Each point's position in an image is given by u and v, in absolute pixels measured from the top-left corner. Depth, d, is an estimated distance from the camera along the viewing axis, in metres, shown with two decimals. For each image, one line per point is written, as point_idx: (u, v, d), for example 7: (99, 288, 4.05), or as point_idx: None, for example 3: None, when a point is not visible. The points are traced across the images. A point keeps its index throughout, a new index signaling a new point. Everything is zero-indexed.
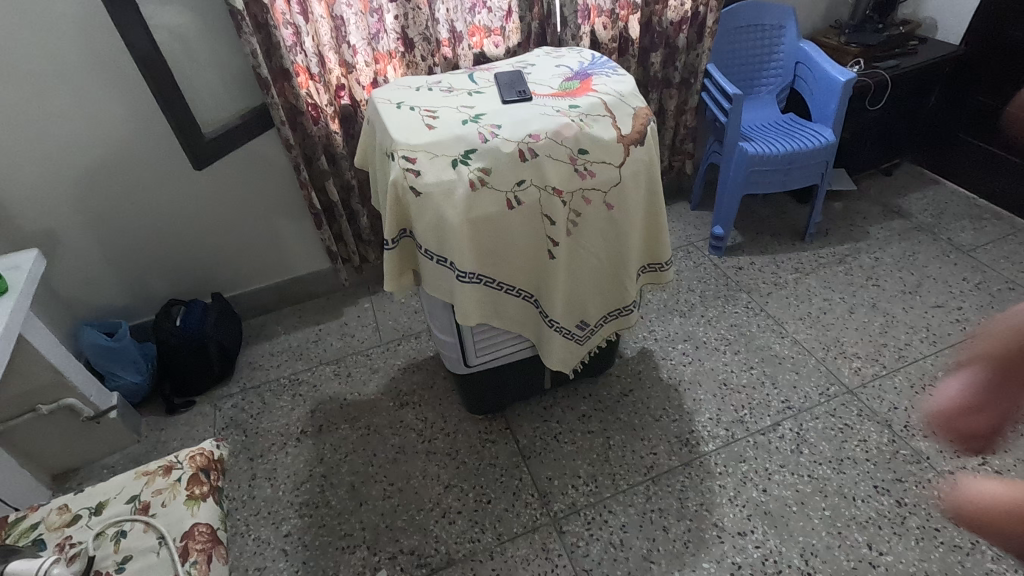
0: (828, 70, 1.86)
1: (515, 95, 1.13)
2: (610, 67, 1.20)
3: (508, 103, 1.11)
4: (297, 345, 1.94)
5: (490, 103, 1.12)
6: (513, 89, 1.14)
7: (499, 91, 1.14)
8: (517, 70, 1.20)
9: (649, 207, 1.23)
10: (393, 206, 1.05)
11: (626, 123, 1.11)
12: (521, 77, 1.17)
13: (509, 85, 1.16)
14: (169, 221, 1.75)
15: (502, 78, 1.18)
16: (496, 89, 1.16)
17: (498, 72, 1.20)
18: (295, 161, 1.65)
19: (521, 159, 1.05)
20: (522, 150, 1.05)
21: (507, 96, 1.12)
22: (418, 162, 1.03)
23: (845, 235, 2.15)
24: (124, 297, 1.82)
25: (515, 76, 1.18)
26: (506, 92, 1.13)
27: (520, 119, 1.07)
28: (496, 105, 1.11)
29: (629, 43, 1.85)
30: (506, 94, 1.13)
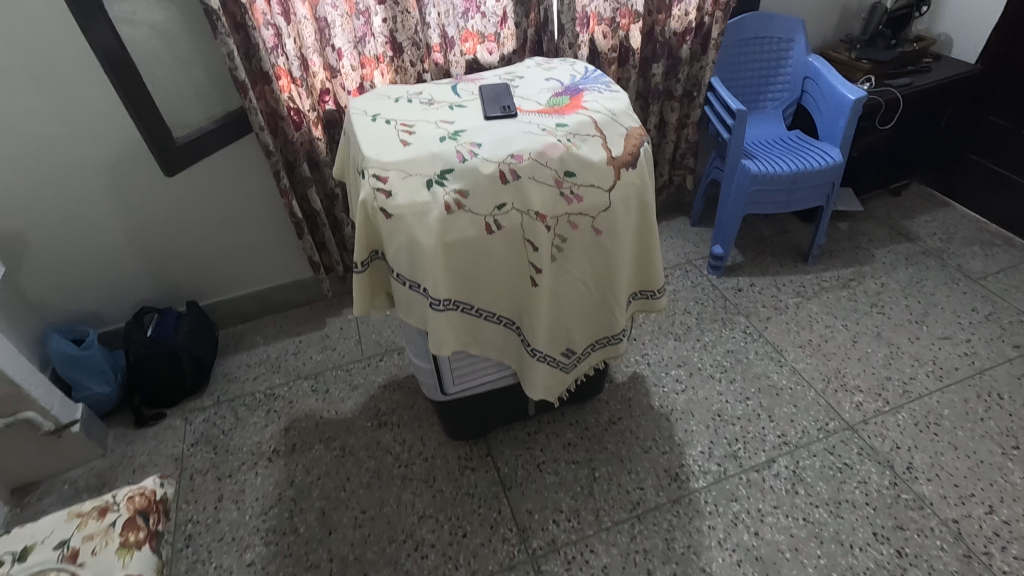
0: (837, 87, 1.78)
1: (498, 110, 1.04)
2: (603, 82, 1.12)
3: (491, 118, 1.03)
4: (275, 356, 1.87)
5: (472, 118, 1.04)
6: (497, 103, 1.06)
7: (482, 106, 1.06)
8: (503, 83, 1.12)
9: (641, 232, 1.15)
10: (363, 228, 0.98)
11: (618, 144, 1.03)
12: (507, 90, 1.09)
13: (493, 99, 1.08)
14: (144, 225, 1.68)
15: (486, 91, 1.10)
16: (480, 102, 1.08)
17: (483, 85, 1.12)
18: (275, 168, 1.56)
19: (502, 181, 0.97)
20: (504, 172, 0.97)
21: (490, 111, 1.04)
22: (390, 181, 0.95)
23: (850, 257, 2.07)
24: (97, 302, 1.75)
25: (500, 89, 1.10)
26: (490, 107, 1.05)
27: (502, 137, 1.00)
28: (478, 121, 1.03)
29: (630, 53, 1.77)
30: (489, 109, 1.05)
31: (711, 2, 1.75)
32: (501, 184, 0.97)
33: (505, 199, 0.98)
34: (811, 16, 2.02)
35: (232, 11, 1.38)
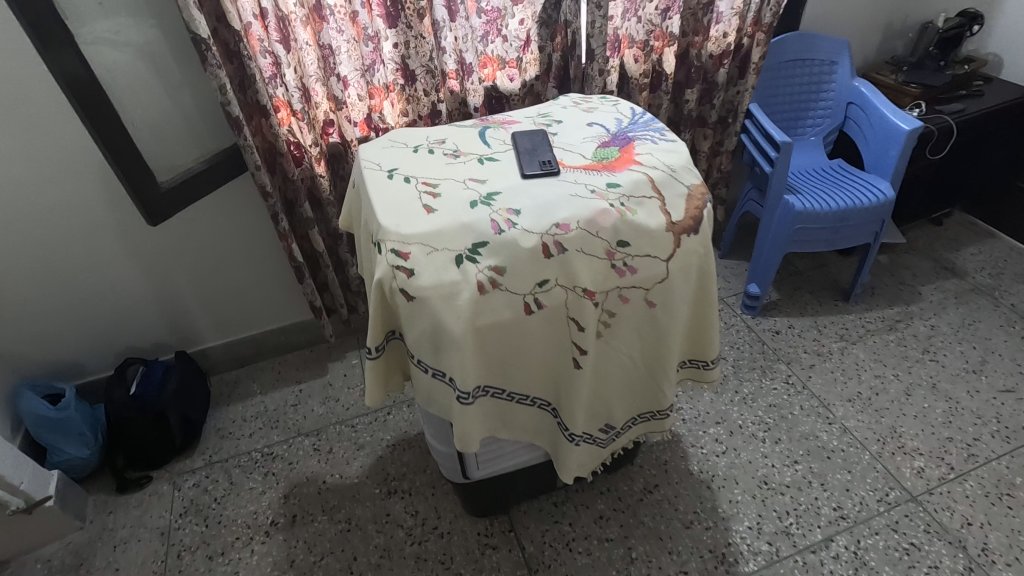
0: (890, 116, 1.62)
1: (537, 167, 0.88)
2: (657, 129, 0.96)
3: (530, 177, 0.87)
4: (273, 408, 1.71)
5: (506, 177, 0.88)
6: (536, 158, 0.90)
7: (518, 161, 0.90)
8: (541, 131, 0.96)
9: (698, 302, 0.99)
10: (379, 310, 0.82)
11: (678, 207, 0.88)
12: (545, 141, 0.93)
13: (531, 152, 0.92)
14: (129, 269, 1.52)
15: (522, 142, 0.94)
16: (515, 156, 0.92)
17: (517, 132, 0.96)
18: (273, 210, 1.39)
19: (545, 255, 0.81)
20: (547, 244, 0.81)
21: (529, 168, 0.88)
22: (412, 258, 0.79)
23: (895, 295, 1.92)
24: (77, 351, 1.59)
25: (538, 139, 0.94)
26: (527, 162, 0.89)
27: (544, 201, 0.84)
28: (514, 180, 0.87)
29: (663, 78, 1.61)
30: (526, 165, 0.89)
31: (752, 23, 1.59)
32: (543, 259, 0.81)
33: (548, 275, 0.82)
34: (854, 35, 1.86)
35: (223, 38, 1.20)
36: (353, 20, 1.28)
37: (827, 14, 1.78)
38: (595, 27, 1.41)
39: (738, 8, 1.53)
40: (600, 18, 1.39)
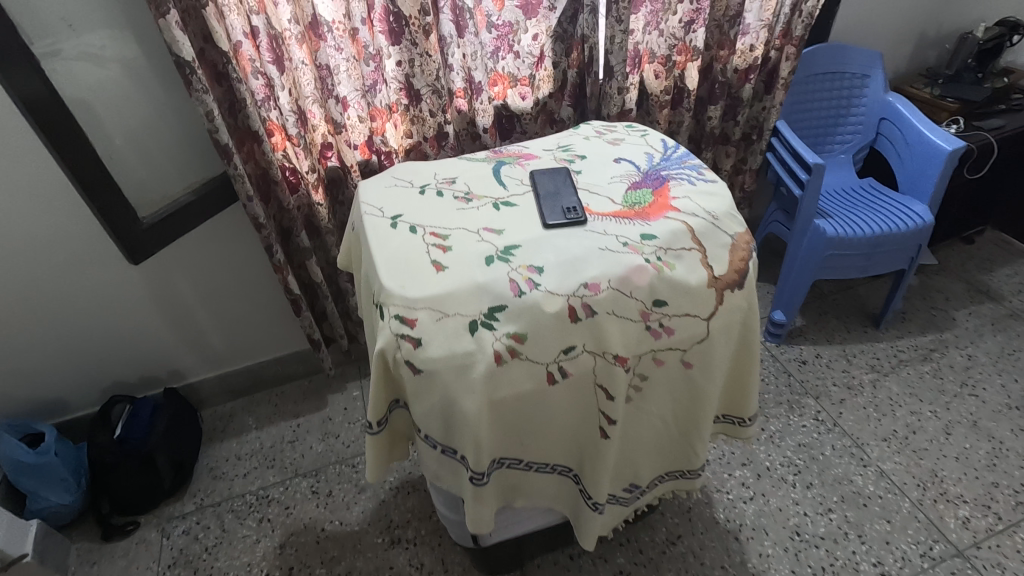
0: (929, 135, 1.51)
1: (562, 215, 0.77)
2: (693, 167, 0.85)
3: (553, 227, 0.76)
4: (270, 446, 1.61)
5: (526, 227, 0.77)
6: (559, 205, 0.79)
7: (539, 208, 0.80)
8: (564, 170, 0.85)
9: (737, 360, 0.89)
10: (381, 381, 0.71)
11: (721, 259, 0.77)
12: (570, 183, 0.83)
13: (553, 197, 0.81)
14: (114, 301, 1.41)
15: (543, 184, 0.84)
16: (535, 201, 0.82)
17: (536, 171, 0.85)
18: (266, 242, 1.29)
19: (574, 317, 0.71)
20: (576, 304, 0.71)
21: (552, 216, 0.77)
22: (420, 325, 0.68)
23: (927, 321, 1.81)
24: (60, 387, 1.49)
25: (560, 181, 0.83)
26: (549, 210, 0.78)
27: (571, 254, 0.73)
28: (535, 231, 0.76)
29: (685, 94, 1.50)
30: (548, 213, 0.78)
31: (781, 35, 1.49)
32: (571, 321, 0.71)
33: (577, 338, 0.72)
34: (886, 46, 1.76)
35: (211, 59, 1.09)
36: (353, 37, 1.18)
37: (858, 24, 1.67)
38: (614, 42, 1.30)
39: (767, 20, 1.43)
40: (621, 33, 1.29)
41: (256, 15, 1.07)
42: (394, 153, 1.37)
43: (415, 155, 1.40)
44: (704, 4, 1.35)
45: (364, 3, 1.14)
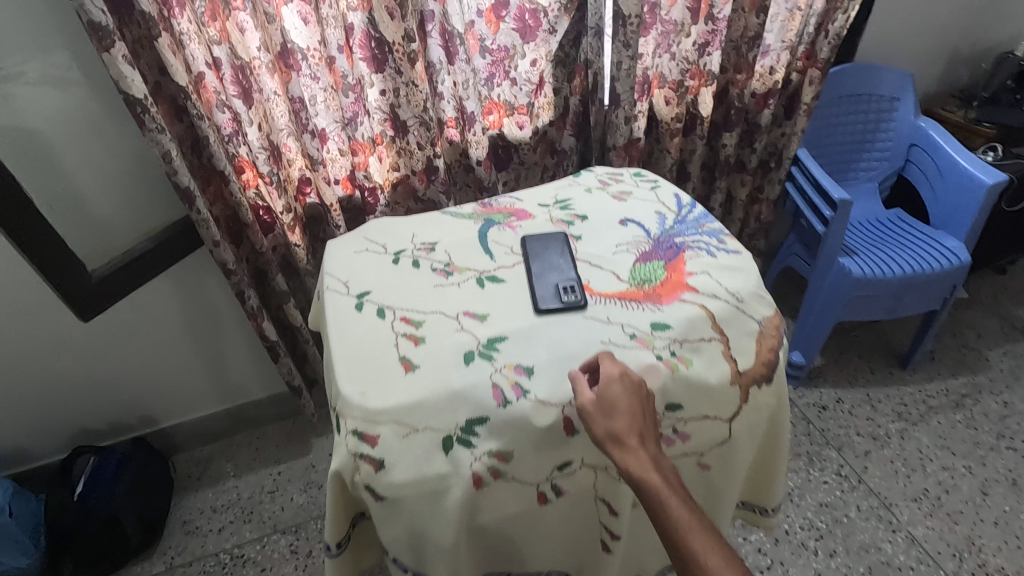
0: (967, 166, 1.36)
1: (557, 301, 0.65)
2: (713, 233, 0.73)
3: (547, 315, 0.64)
4: (248, 496, 1.50)
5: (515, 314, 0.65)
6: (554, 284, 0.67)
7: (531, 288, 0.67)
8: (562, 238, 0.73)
9: (760, 455, 0.75)
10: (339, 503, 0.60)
11: (746, 351, 0.65)
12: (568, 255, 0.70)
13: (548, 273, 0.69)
14: (77, 347, 1.30)
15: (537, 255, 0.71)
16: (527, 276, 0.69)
17: (529, 238, 0.73)
18: (237, 288, 1.17)
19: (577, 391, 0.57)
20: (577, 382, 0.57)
21: (544, 302, 0.65)
22: (382, 443, 0.56)
23: (958, 362, 1.67)
24: (21, 436, 1.38)
25: (558, 251, 0.71)
26: (542, 292, 0.66)
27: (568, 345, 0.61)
28: (525, 319, 0.64)
29: (698, 121, 1.38)
30: (541, 297, 0.65)
31: (804, 57, 1.36)
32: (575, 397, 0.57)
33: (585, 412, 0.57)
34: (916, 66, 1.62)
35: (170, 94, 0.97)
36: (330, 66, 1.06)
37: (886, 43, 1.54)
38: (621, 68, 1.18)
39: (790, 41, 1.30)
40: (628, 58, 1.16)
41: (218, 45, 0.95)
42: (378, 189, 1.24)
43: (403, 189, 1.28)
44: (720, 25, 1.23)
45: (341, 29, 1.03)
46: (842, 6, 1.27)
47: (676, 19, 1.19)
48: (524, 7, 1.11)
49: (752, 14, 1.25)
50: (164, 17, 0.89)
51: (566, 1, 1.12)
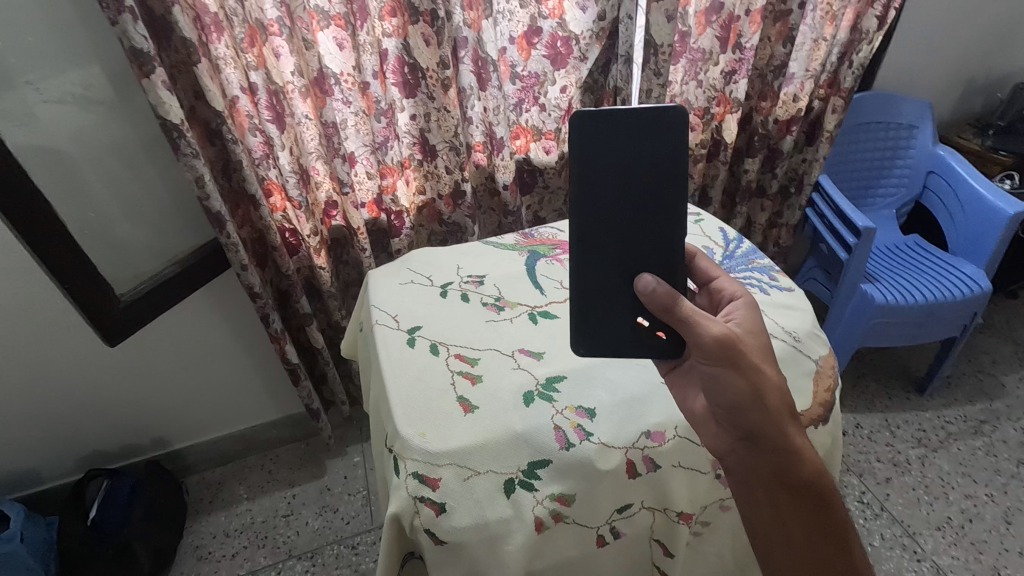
0: (987, 196, 1.36)
1: (653, 285, 0.57)
2: (763, 270, 0.76)
3: (654, 346, 0.62)
4: (262, 520, 1.43)
5: (580, 303, 0.62)
6: (634, 231, 0.60)
7: (598, 229, 0.61)
8: (669, 131, 0.58)
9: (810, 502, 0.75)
10: (392, 546, 0.58)
11: (804, 391, 0.64)
12: (674, 177, 0.59)
13: (622, 196, 0.60)
14: (91, 372, 1.25)
15: (608, 155, 0.59)
16: (589, 195, 0.60)
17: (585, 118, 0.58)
18: (262, 312, 1.14)
19: (751, 399, 0.54)
20: (754, 379, 0.54)
21: (633, 270, 0.61)
22: (444, 487, 0.55)
23: (975, 388, 1.67)
24: (27, 460, 1.32)
25: (653, 158, 0.59)
26: (624, 260, 0.61)
27: (707, 329, 0.54)
28: (626, 346, 0.62)
29: (722, 147, 1.38)
30: (617, 258, 0.61)
31: (827, 85, 1.37)
32: (740, 406, 0.54)
33: (738, 426, 0.55)
34: (932, 94, 1.64)
35: (203, 117, 0.96)
36: (364, 91, 1.06)
37: (903, 72, 1.56)
38: (650, 96, 1.19)
39: (813, 70, 1.32)
40: (658, 86, 1.17)
41: (254, 71, 0.94)
42: (405, 213, 1.23)
43: (428, 212, 1.29)
44: (747, 54, 1.24)
45: (376, 55, 1.03)
46: (865, 37, 1.29)
47: (704, 47, 1.20)
48: (556, 35, 1.12)
49: (778, 44, 1.27)
50: (202, 42, 0.88)
51: (597, 30, 1.13)
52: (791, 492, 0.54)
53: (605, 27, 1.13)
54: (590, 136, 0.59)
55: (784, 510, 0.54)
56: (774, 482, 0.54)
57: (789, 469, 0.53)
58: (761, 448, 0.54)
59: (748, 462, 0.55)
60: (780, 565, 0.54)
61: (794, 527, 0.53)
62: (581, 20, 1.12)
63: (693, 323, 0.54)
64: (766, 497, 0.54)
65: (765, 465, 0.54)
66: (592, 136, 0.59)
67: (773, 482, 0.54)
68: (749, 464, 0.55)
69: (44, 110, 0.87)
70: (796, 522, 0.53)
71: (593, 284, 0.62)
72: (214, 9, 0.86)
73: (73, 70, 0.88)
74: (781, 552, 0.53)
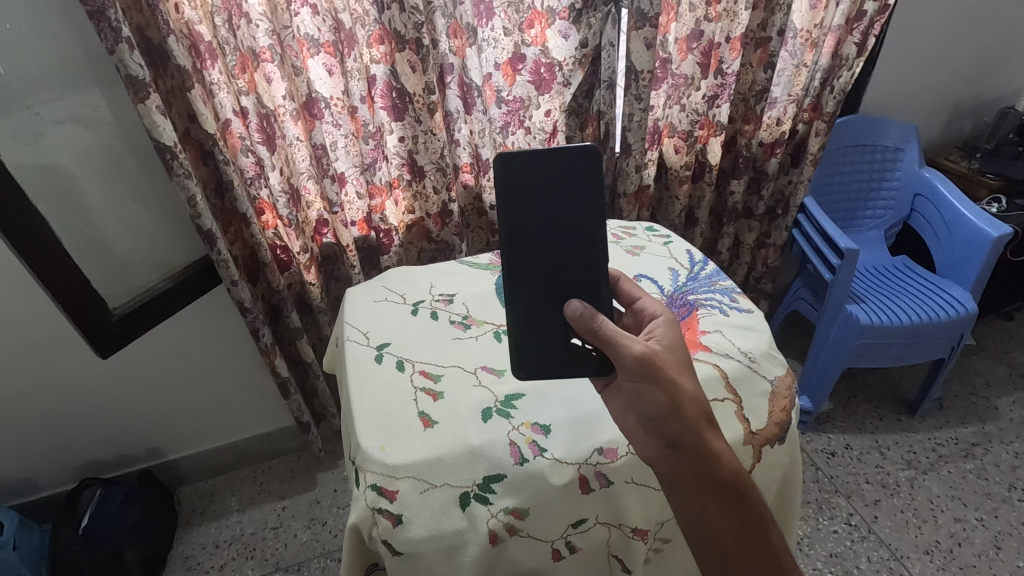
0: (972, 218, 1.37)
1: (581, 310, 0.60)
2: (725, 292, 0.85)
3: (588, 365, 0.66)
4: (250, 532, 1.45)
5: (514, 325, 0.68)
6: (561, 258, 0.66)
7: (527, 256, 0.66)
8: (589, 168, 0.64)
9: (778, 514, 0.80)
10: (355, 556, 0.62)
11: (759, 409, 0.71)
12: (592, 207, 0.65)
13: (548, 226, 0.65)
14: (86, 383, 1.28)
15: (532, 190, 0.65)
16: (519, 225, 0.65)
17: (508, 157, 0.64)
18: (253, 326, 1.16)
19: (670, 409, 0.58)
20: (671, 392, 0.59)
21: (564, 293, 0.67)
22: (401, 498, 0.60)
23: (968, 411, 1.66)
24: (24, 467, 1.35)
25: (574, 191, 0.64)
26: (552, 284, 0.66)
27: (628, 349, 0.58)
28: (561, 365, 0.67)
29: (707, 169, 1.41)
30: (545, 282, 0.66)
31: (810, 109, 1.40)
32: (661, 417, 0.59)
33: (664, 434, 0.59)
34: (919, 118, 1.66)
35: (197, 139, 1.00)
36: (352, 115, 1.10)
37: (890, 96, 1.59)
38: (632, 120, 1.23)
39: (796, 95, 1.35)
40: (640, 111, 1.21)
41: (245, 95, 0.98)
42: (394, 231, 1.26)
43: (417, 230, 1.32)
44: (728, 79, 1.28)
45: (364, 80, 1.07)
46: (845, 63, 1.32)
47: (686, 72, 1.24)
48: (540, 61, 1.15)
49: (759, 69, 1.31)
50: (195, 69, 0.92)
51: (580, 56, 1.17)
52: (714, 492, 0.58)
53: (587, 53, 1.17)
54: (516, 172, 0.64)
55: (711, 509, 0.58)
56: (698, 484, 0.58)
57: (706, 471, 0.58)
58: (684, 454, 0.59)
59: (673, 467, 0.59)
60: (713, 560, 0.58)
61: (721, 524, 0.58)
62: (563, 47, 1.15)
63: (615, 344, 0.59)
64: (694, 500, 0.58)
65: (689, 469, 0.58)
66: (518, 173, 0.64)
67: (698, 484, 0.58)
68: (676, 469, 0.59)
69: (44, 132, 0.91)
70: (721, 516, 0.58)
71: (523, 306, 0.67)
72: (208, 39, 0.90)
73: (73, 96, 0.93)
74: (709, 545, 0.58)
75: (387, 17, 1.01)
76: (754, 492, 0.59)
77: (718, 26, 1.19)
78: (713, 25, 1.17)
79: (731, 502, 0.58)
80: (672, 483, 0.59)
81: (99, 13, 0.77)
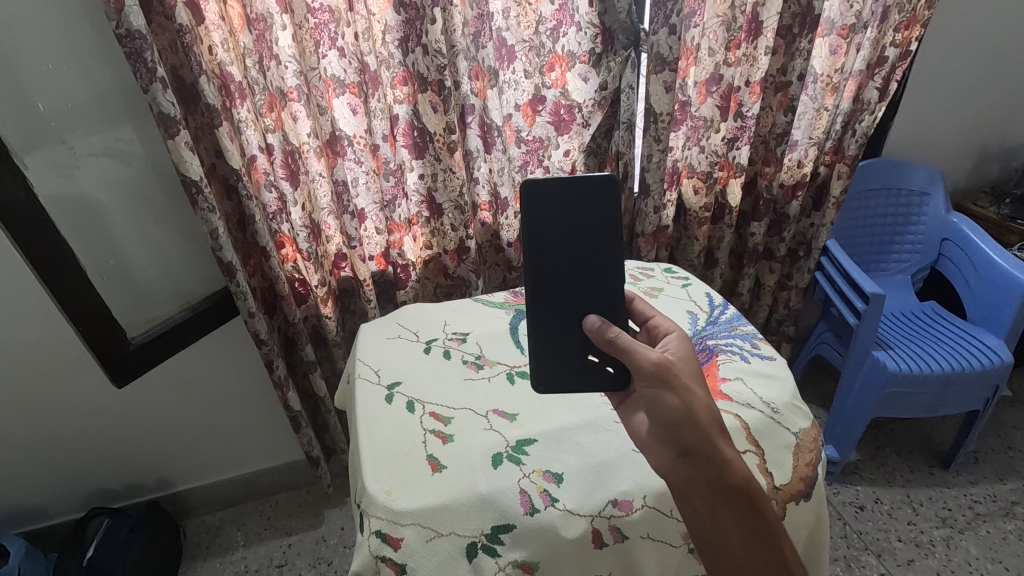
0: (1001, 261, 1.34)
1: (598, 324, 0.62)
2: (746, 337, 0.83)
3: (603, 380, 0.67)
4: (254, 569, 1.42)
5: (532, 346, 0.68)
6: (580, 281, 0.66)
7: (546, 279, 0.67)
8: (610, 195, 0.66)
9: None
10: None
11: (784, 463, 0.68)
12: (611, 231, 0.66)
13: (568, 251, 0.66)
14: (102, 411, 1.29)
15: (554, 213, 0.66)
16: (540, 246, 0.66)
17: (531, 181, 0.66)
18: (268, 358, 1.16)
19: (684, 417, 0.57)
20: (686, 398, 0.58)
21: (577, 322, 0.67)
22: (406, 543, 0.58)
23: (1005, 466, 1.58)
24: (35, 495, 1.35)
25: (595, 218, 0.66)
26: (569, 308, 0.67)
27: (642, 355, 0.58)
28: (577, 380, 0.68)
29: (726, 210, 1.40)
30: (563, 305, 0.67)
31: (832, 151, 1.39)
32: (675, 422, 0.57)
33: (677, 444, 0.59)
34: (945, 162, 1.64)
35: (223, 174, 1.03)
36: (374, 152, 1.11)
37: (915, 139, 1.57)
38: (651, 161, 1.24)
39: (817, 138, 1.34)
40: (659, 152, 1.23)
41: (272, 132, 0.99)
42: (411, 266, 1.27)
43: (434, 265, 1.32)
44: (749, 121, 1.28)
45: (387, 120, 1.09)
46: (867, 107, 1.31)
47: (705, 115, 1.24)
48: (559, 103, 1.17)
49: (779, 112, 1.31)
50: (225, 107, 0.93)
51: (599, 98, 1.18)
52: (725, 504, 0.56)
53: (607, 95, 1.18)
54: (541, 198, 0.66)
55: (724, 519, 0.56)
56: (711, 494, 0.57)
57: (719, 479, 0.56)
58: (697, 461, 0.57)
59: (685, 476, 0.58)
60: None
61: (734, 537, 0.56)
62: (583, 90, 1.16)
63: (628, 351, 0.59)
64: (707, 513, 0.57)
65: (700, 477, 0.57)
66: (541, 198, 0.66)
67: (710, 494, 0.57)
68: (688, 478, 0.58)
69: (80, 166, 0.95)
70: (735, 530, 0.56)
71: (541, 328, 0.68)
72: (239, 79, 0.92)
73: (108, 130, 0.96)
74: (722, 559, 0.56)
75: (411, 60, 1.04)
76: (767, 502, 0.57)
77: (737, 70, 1.19)
78: (732, 69, 1.18)
79: (744, 517, 0.56)
80: (684, 492, 0.58)
81: (136, 54, 0.80)
